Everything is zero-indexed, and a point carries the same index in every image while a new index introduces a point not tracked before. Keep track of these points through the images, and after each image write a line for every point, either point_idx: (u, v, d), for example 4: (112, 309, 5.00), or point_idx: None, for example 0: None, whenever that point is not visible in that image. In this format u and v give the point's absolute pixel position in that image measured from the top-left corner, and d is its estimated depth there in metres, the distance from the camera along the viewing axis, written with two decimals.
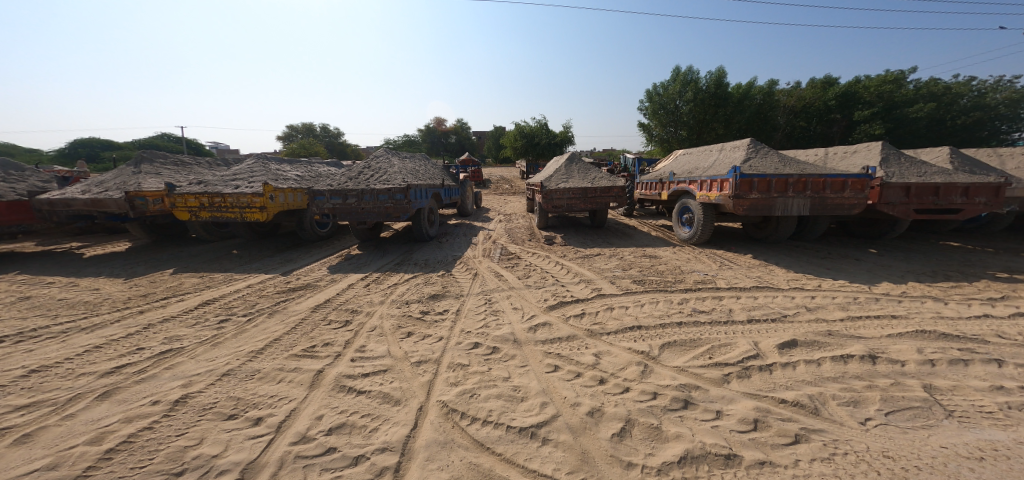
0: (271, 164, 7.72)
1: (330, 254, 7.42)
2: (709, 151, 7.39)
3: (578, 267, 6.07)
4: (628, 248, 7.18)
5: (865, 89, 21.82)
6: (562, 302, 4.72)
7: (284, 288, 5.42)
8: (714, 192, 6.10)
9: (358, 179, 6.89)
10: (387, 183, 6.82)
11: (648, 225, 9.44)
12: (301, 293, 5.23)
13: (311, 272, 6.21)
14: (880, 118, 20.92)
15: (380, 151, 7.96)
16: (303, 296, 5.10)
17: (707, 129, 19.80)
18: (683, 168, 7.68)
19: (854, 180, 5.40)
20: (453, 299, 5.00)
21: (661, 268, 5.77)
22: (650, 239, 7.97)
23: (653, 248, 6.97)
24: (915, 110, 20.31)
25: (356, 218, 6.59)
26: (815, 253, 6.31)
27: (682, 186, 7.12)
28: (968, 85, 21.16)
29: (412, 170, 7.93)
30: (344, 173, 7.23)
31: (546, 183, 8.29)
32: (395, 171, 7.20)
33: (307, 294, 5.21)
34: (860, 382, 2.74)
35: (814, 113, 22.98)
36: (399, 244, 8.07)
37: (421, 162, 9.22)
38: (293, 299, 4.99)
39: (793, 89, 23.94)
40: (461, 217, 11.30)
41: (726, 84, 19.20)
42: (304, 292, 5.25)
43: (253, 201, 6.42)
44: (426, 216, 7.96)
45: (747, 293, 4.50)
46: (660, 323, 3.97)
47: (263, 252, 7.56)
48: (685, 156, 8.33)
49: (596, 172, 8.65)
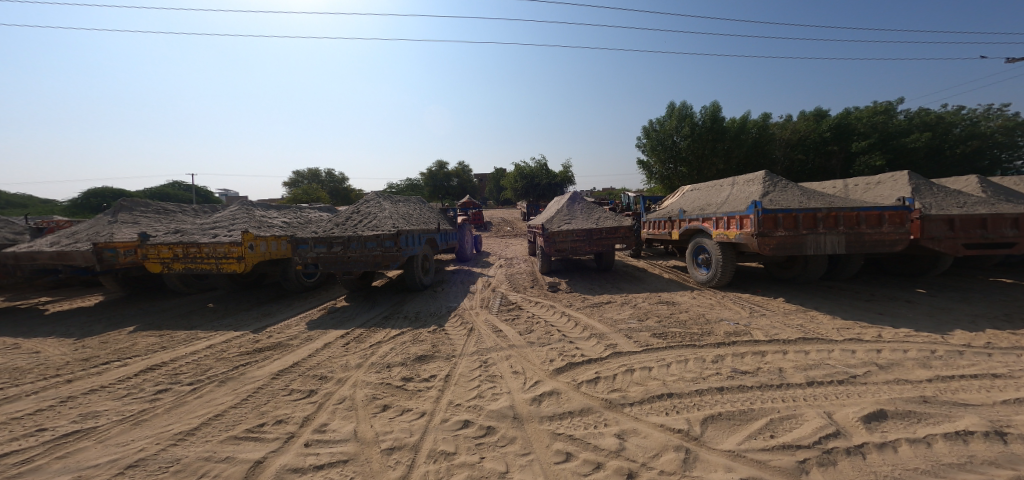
0: (257, 210, 7.36)
1: (314, 307, 6.76)
2: (721, 187, 6.96)
3: (587, 318, 5.35)
4: (642, 293, 6.49)
5: (857, 120, 22.18)
6: (571, 364, 3.96)
7: (250, 348, 4.73)
8: (733, 230, 5.56)
9: (347, 225, 6.47)
10: (376, 228, 6.37)
11: (659, 267, 8.79)
12: (268, 354, 4.53)
13: (287, 328, 5.53)
14: (877, 149, 20.99)
15: (372, 195, 7.61)
16: (269, 358, 4.39)
17: (707, 164, 19.79)
18: (693, 205, 7.23)
19: (892, 213, 4.92)
20: (443, 361, 4.26)
21: (682, 317, 5.04)
22: (663, 282, 7.29)
23: (669, 294, 6.26)
24: (912, 139, 20.39)
25: (341, 267, 6.06)
26: (855, 294, 5.57)
27: (695, 224, 6.61)
28: (960, 113, 21.48)
29: (405, 215, 7.53)
30: (332, 219, 6.83)
31: (548, 225, 7.83)
32: (388, 215, 6.79)
33: (274, 355, 4.50)
34: (1001, 471, 1.93)
35: (810, 146, 23.21)
36: (391, 294, 7.45)
37: (416, 207, 8.86)
38: (256, 362, 4.28)
39: (786, 123, 24.40)
40: (460, 263, 10.75)
41: (722, 119, 19.49)
42: (271, 354, 4.55)
43: (230, 250, 5.98)
44: (420, 263, 7.42)
45: (794, 347, 3.74)
46: (696, 388, 3.19)
47: (241, 305, 6.92)
48: (693, 193, 7.93)
49: (600, 212, 8.21)
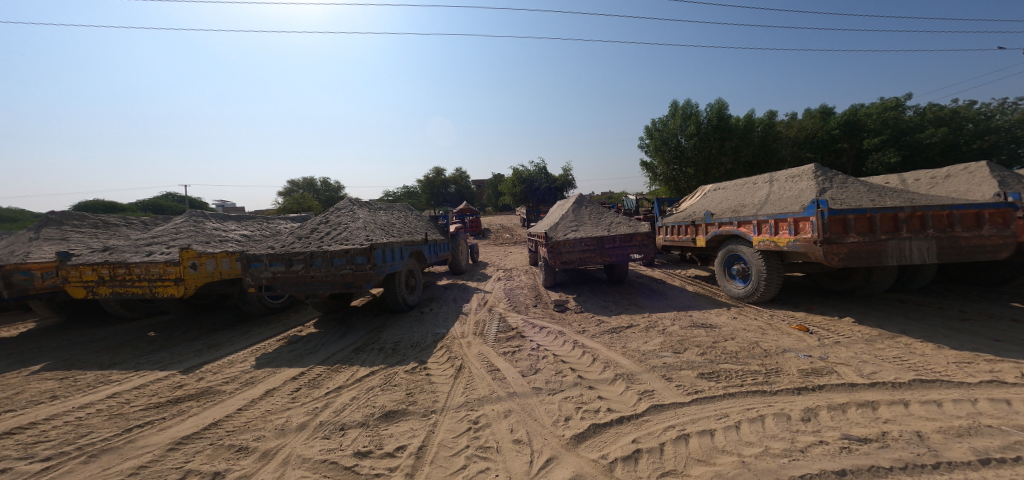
0: (209, 220, 6.15)
1: (275, 335, 5.59)
2: (756, 185, 5.90)
3: (609, 352, 4.25)
4: (669, 313, 5.39)
5: (866, 116, 21.35)
6: (597, 425, 2.84)
7: (167, 396, 3.58)
8: (783, 237, 4.45)
9: (311, 238, 5.23)
10: (346, 241, 5.14)
11: (679, 278, 7.72)
12: (184, 406, 3.38)
13: (228, 366, 4.37)
14: (890, 146, 20.13)
15: (346, 200, 6.33)
16: (183, 413, 3.25)
17: (714, 164, 18.80)
18: (721, 207, 6.16)
19: (993, 212, 3.91)
20: (419, 420, 3.14)
21: (731, 346, 3.95)
22: (690, 297, 6.20)
23: (703, 314, 5.17)
24: (927, 134, 19.54)
25: (303, 290, 4.92)
26: (938, 310, 4.50)
27: (728, 228, 5.52)
28: (973, 108, 20.69)
29: (386, 223, 6.31)
30: (295, 230, 5.57)
31: (552, 233, 6.73)
32: (363, 223, 5.58)
33: (193, 408, 3.35)
34: None
35: (819, 144, 22.31)
36: (370, 318, 6.33)
37: (401, 215, 7.64)
38: (162, 421, 3.13)
39: (792, 120, 23.56)
40: (453, 276, 9.65)
41: (729, 115, 18.56)
42: (190, 405, 3.39)
43: (166, 271, 4.87)
44: (403, 281, 6.30)
45: (914, 398, 2.64)
46: (798, 470, 2.06)
47: (189, 332, 5.71)
48: (718, 192, 6.88)
49: (611, 216, 7.10)
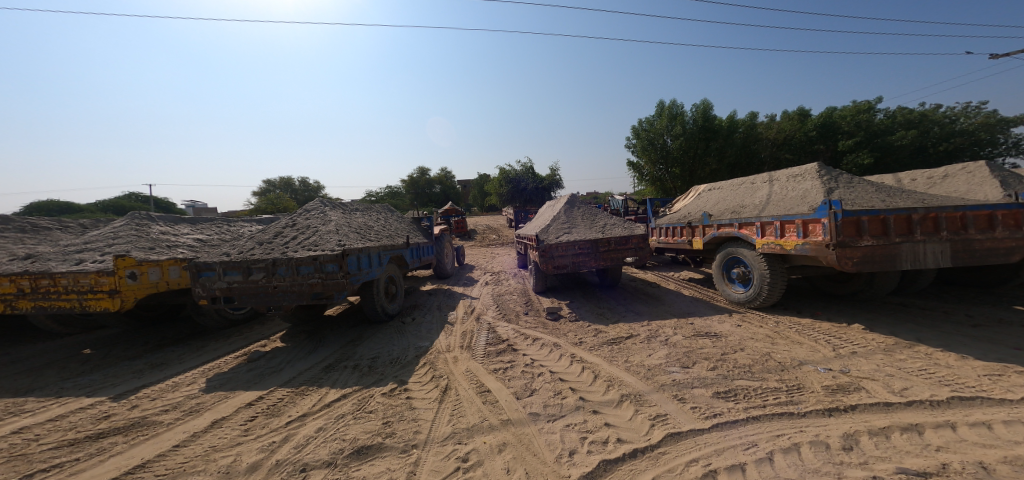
0: (156, 223, 5.44)
1: (234, 351, 4.94)
2: (755, 185, 5.65)
3: (610, 367, 3.87)
4: (669, 321, 5.08)
5: (841, 119, 21.95)
6: (608, 461, 2.43)
7: (87, 430, 2.96)
8: (789, 240, 4.18)
9: (274, 243, 4.63)
10: (314, 246, 4.57)
11: (673, 281, 7.46)
12: (107, 443, 2.77)
13: (171, 391, 3.74)
14: (865, 147, 20.76)
15: (316, 200, 5.73)
16: (103, 453, 2.64)
17: (699, 164, 18.89)
18: (719, 208, 5.89)
19: (1006, 213, 3.74)
20: (397, 458, 2.65)
21: (743, 359, 3.63)
22: (687, 302, 5.91)
23: (705, 321, 4.87)
24: (898, 137, 20.28)
25: (264, 302, 4.34)
26: (946, 315, 4.33)
27: (728, 230, 5.25)
28: (939, 112, 21.58)
29: (363, 226, 5.74)
30: (256, 233, 4.95)
31: (543, 236, 6.32)
32: (335, 226, 5.01)
33: (118, 446, 2.74)
34: None
35: (797, 145, 22.60)
36: (344, 329, 5.75)
37: (379, 216, 7.06)
38: (73, 464, 2.52)
39: (771, 122, 23.96)
40: (437, 281, 9.12)
41: (713, 116, 18.65)
42: (114, 442, 2.79)
43: (99, 282, 4.24)
44: (382, 288, 5.76)
45: (960, 420, 2.37)
46: None
47: (130, 349, 4.98)
48: (714, 193, 6.62)
49: (605, 217, 6.74)
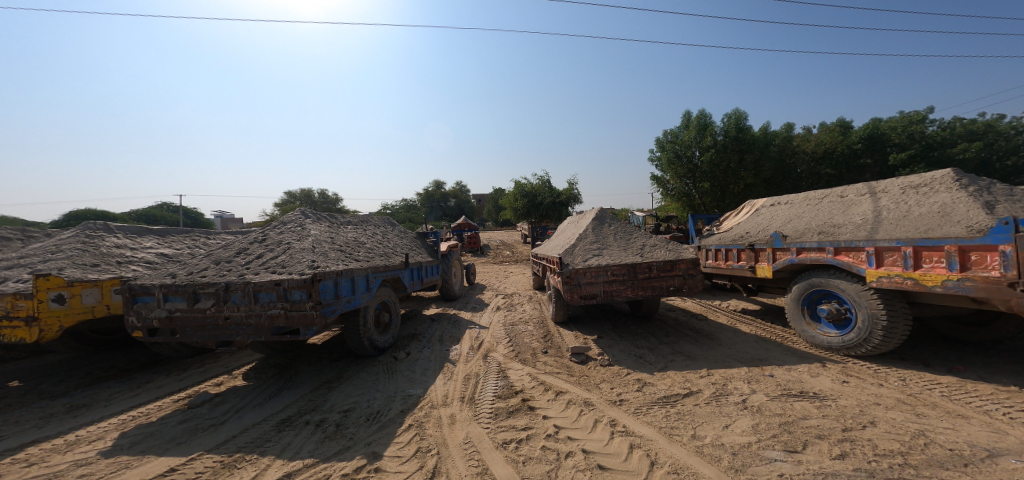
0: (112, 235, 4.68)
1: (178, 390, 4.00)
2: (847, 198, 4.49)
3: (671, 446, 2.68)
4: (738, 372, 3.85)
5: (889, 130, 20.12)
6: None
7: None
8: (933, 272, 3.10)
9: (233, 262, 3.72)
10: (280, 268, 3.61)
11: (722, 312, 6.21)
12: None
13: (60, 453, 2.77)
14: (919, 161, 18.83)
15: (298, 211, 4.83)
16: None
17: (733, 177, 17.39)
18: (797, 225, 4.68)
19: None
20: None
21: (884, 441, 2.44)
22: (752, 343, 4.65)
23: (791, 375, 3.64)
24: (959, 149, 18.41)
25: (212, 337, 3.40)
26: None
27: (817, 254, 4.02)
28: (1004, 122, 19.49)
29: (352, 243, 4.80)
30: (218, 249, 4.07)
31: (569, 257, 5.26)
32: (312, 242, 4.07)
33: None
34: None
35: (840, 159, 20.59)
36: (324, 365, 4.76)
37: (378, 231, 6.14)
38: None
39: (808, 135, 22.25)
40: (445, 303, 8.11)
41: (748, 126, 17.25)
42: None
43: (14, 304, 3.33)
44: (371, 317, 4.77)
45: None
46: None
47: (63, 383, 4.09)
48: (782, 208, 5.41)
49: (643, 237, 5.57)
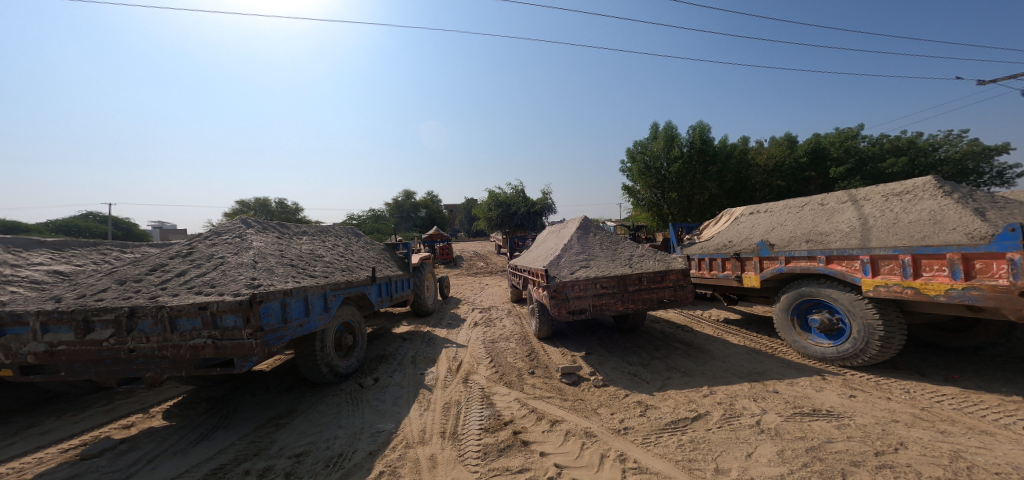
0: None
1: (71, 436, 3.11)
2: (829, 206, 4.48)
3: None
4: (742, 389, 3.60)
5: (830, 145, 21.94)
6: None
7: None
8: (935, 281, 3.00)
9: (144, 281, 3.00)
10: (209, 288, 2.92)
11: (705, 322, 6.09)
12: None
13: None
14: (857, 174, 20.60)
15: (238, 219, 4.08)
16: None
17: (698, 188, 18.05)
18: (781, 234, 4.60)
19: None
20: None
21: (922, 466, 2.22)
22: (746, 355, 4.47)
23: (796, 390, 3.43)
24: (889, 164, 20.38)
25: (109, 374, 2.71)
26: None
27: (809, 263, 3.87)
28: (924, 140, 21.88)
29: (305, 256, 4.11)
30: (126, 265, 3.31)
31: (552, 269, 4.87)
32: (253, 256, 3.38)
33: None
34: None
35: (789, 171, 22.08)
36: (273, 397, 3.99)
37: (339, 242, 5.44)
38: None
39: (761, 148, 23.77)
40: (415, 320, 7.42)
41: (710, 139, 18.05)
42: None
43: None
44: (331, 341, 4.10)
45: None
46: None
47: None
48: (762, 216, 5.38)
49: (629, 247, 5.32)
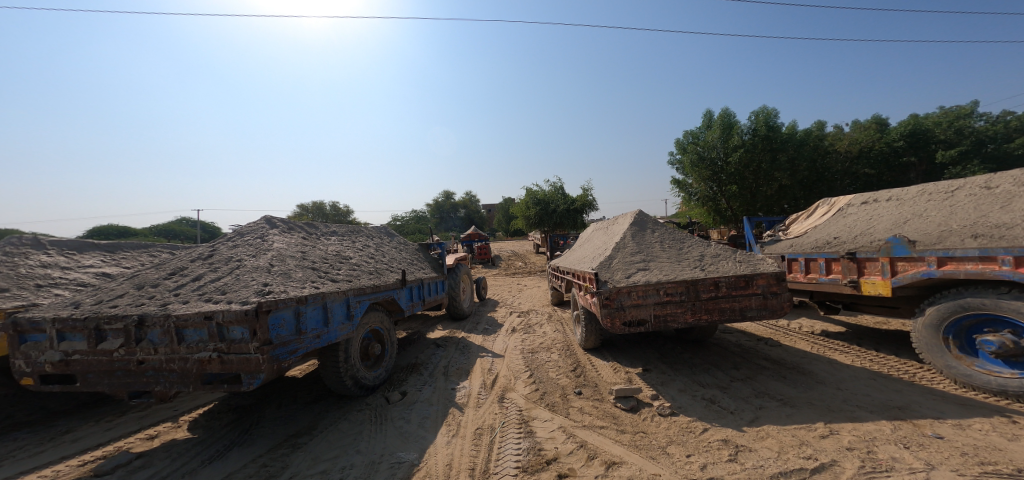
0: (40, 254, 3.88)
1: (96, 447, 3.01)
2: (999, 191, 3.46)
3: None
4: (881, 430, 2.67)
5: (933, 125, 18.50)
6: None
7: None
8: None
9: (159, 287, 2.79)
10: (218, 294, 2.60)
11: (794, 337, 5.01)
12: None
13: None
14: (972, 159, 17.10)
15: (263, 220, 3.85)
16: None
17: (765, 179, 16.00)
18: (922, 227, 3.65)
19: None
20: None
21: None
22: (865, 386, 3.43)
23: (972, 441, 2.43)
24: (1019, 144, 16.67)
25: (122, 386, 2.50)
26: None
27: (984, 265, 2.93)
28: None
29: (330, 259, 3.79)
30: (150, 268, 3.16)
31: (603, 271, 4.15)
32: (270, 260, 3.06)
33: None
34: None
35: (880, 157, 18.60)
36: (299, 410, 3.74)
37: (371, 244, 5.15)
38: None
39: (840, 134, 20.69)
40: (452, 324, 7.05)
41: (779, 124, 15.90)
42: None
43: None
44: (358, 349, 3.78)
45: None
46: None
47: None
48: (884, 207, 4.39)
49: (698, 246, 4.44)
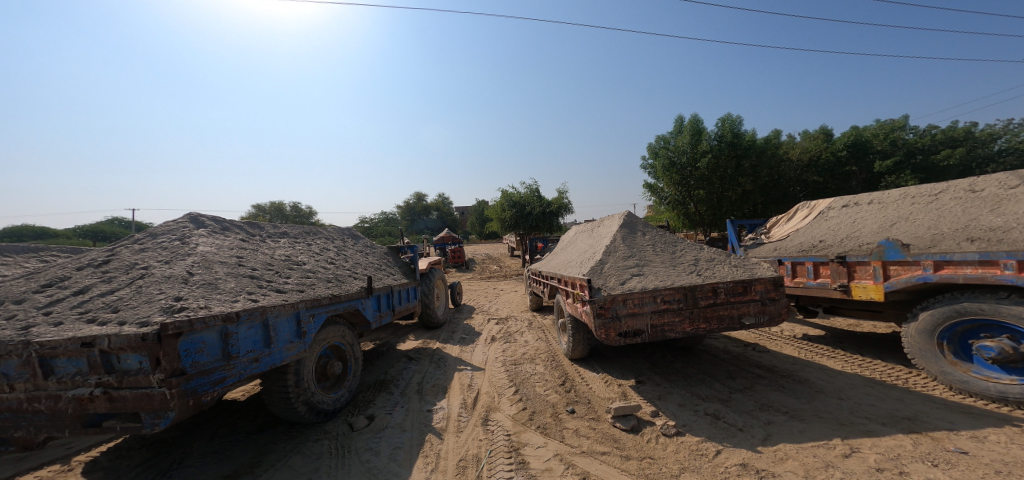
0: None
1: None
2: (985, 194, 3.46)
3: None
4: (902, 446, 2.49)
5: (873, 137, 20.14)
6: None
7: None
8: None
9: (25, 302, 2.11)
10: (108, 313, 1.97)
11: (780, 341, 4.93)
12: None
13: None
14: (906, 168, 18.74)
15: (189, 217, 3.14)
16: None
17: (730, 184, 16.61)
18: (911, 230, 3.60)
19: None
20: None
21: None
22: (866, 393, 3.30)
23: (998, 455, 2.28)
24: (943, 156, 18.48)
25: None
26: None
27: (985, 270, 2.84)
28: (980, 130, 19.83)
29: (276, 265, 3.14)
30: (22, 276, 2.43)
31: (595, 276, 3.81)
32: (191, 266, 2.41)
33: None
34: None
35: (827, 166, 20.05)
36: (239, 440, 3.06)
37: (330, 247, 4.49)
38: None
39: (793, 143, 22.04)
40: (424, 334, 6.45)
41: (742, 131, 16.58)
42: None
43: None
44: (312, 373, 3.15)
45: None
46: None
47: None
48: (868, 211, 4.38)
49: (691, 250, 4.21)
